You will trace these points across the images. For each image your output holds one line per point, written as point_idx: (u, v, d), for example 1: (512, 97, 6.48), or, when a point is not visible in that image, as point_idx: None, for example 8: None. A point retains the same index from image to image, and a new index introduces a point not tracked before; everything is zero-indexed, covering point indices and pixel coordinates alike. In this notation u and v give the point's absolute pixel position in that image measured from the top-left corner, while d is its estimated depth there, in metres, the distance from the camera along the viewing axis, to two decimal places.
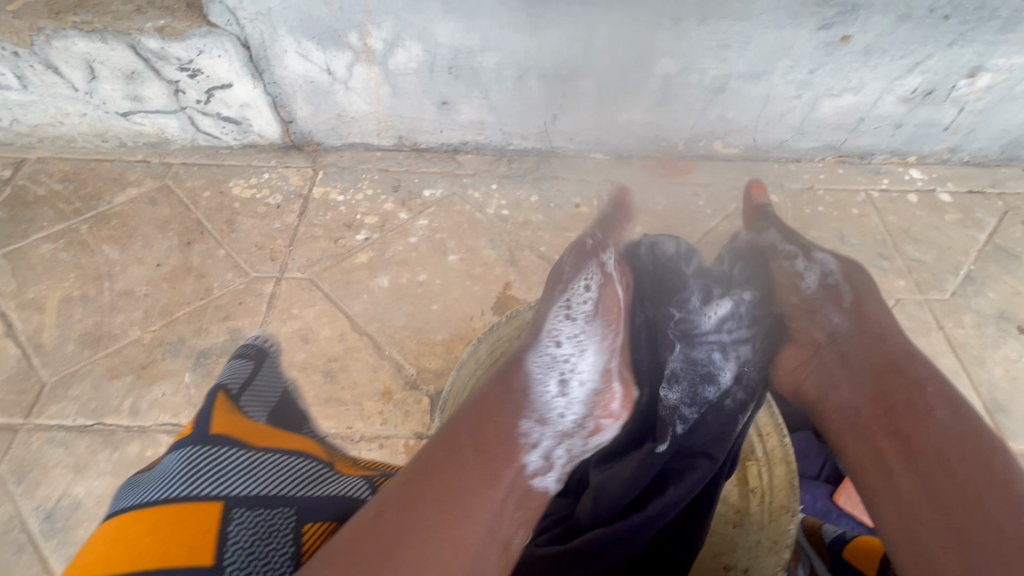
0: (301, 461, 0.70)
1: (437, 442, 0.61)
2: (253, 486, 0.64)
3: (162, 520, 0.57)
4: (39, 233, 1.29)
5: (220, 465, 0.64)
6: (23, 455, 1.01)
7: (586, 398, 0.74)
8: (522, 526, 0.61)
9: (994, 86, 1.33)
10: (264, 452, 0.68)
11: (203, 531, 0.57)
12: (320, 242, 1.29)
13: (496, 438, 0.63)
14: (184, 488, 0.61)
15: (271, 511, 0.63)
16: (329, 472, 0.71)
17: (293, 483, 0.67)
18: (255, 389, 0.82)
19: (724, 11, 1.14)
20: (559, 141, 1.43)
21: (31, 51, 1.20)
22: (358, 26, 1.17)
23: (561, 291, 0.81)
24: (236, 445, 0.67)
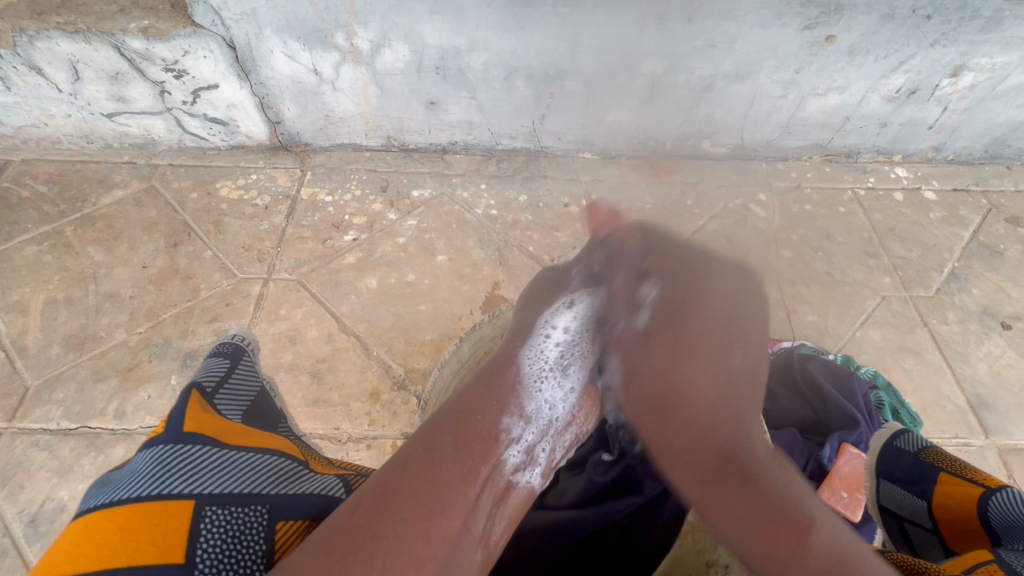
0: (274, 459, 0.71)
1: (418, 440, 0.62)
2: (227, 484, 0.64)
3: (133, 519, 0.57)
4: (23, 235, 1.28)
5: (192, 463, 0.64)
6: (6, 459, 1.00)
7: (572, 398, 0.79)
8: (498, 523, 0.63)
9: (977, 85, 1.34)
10: (237, 451, 0.69)
11: (173, 529, 0.57)
12: (309, 242, 1.29)
13: (477, 433, 0.65)
14: (156, 486, 0.61)
15: (244, 510, 0.62)
16: (302, 471, 0.72)
17: (266, 482, 0.66)
18: (231, 386, 0.84)
19: (709, 11, 1.15)
20: (547, 140, 1.43)
21: (14, 51, 1.19)
22: (345, 27, 1.16)
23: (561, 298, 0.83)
24: (209, 443, 0.67)
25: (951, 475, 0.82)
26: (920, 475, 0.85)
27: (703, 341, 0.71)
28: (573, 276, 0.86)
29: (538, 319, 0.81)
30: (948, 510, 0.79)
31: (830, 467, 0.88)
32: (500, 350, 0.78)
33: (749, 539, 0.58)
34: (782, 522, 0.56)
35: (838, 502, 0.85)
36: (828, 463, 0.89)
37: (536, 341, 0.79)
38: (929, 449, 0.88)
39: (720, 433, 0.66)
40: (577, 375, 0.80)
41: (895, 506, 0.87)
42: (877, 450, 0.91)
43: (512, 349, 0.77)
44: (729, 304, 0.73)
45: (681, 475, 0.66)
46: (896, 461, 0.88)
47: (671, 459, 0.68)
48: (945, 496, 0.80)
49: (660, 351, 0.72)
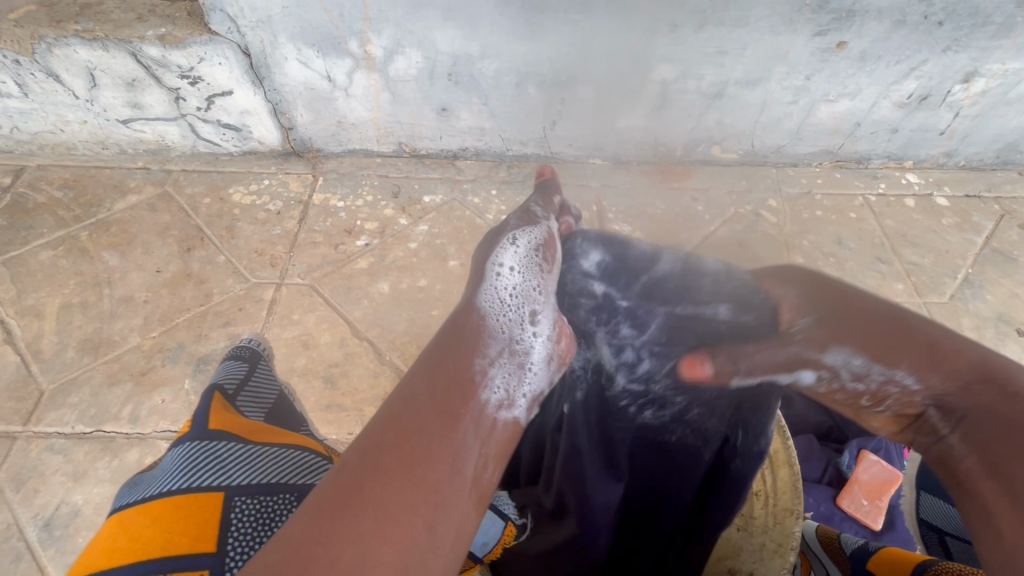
0: (299, 451, 0.69)
1: (396, 395, 0.48)
2: (251, 475, 0.63)
3: (165, 512, 0.58)
4: (39, 240, 1.29)
5: (217, 458, 0.64)
6: (21, 463, 1.00)
7: (550, 340, 0.60)
8: (492, 461, 0.48)
9: (989, 91, 1.34)
10: (259, 444, 0.68)
11: (204, 520, 0.58)
12: (321, 248, 1.29)
13: (452, 378, 0.49)
14: (187, 480, 0.62)
15: (271, 499, 0.62)
16: (328, 464, 0.70)
17: (292, 473, 0.66)
18: (251, 390, 0.86)
19: (720, 17, 1.15)
20: (558, 146, 1.43)
21: (33, 58, 1.20)
22: (358, 34, 1.18)
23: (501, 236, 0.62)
24: (233, 439, 0.67)
25: None
26: None
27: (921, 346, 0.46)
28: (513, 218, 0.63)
29: (483, 258, 0.60)
30: None
31: (849, 474, 0.89)
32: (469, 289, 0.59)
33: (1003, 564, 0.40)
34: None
35: (858, 510, 0.86)
36: (847, 470, 0.90)
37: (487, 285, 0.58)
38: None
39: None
40: (545, 320, 0.60)
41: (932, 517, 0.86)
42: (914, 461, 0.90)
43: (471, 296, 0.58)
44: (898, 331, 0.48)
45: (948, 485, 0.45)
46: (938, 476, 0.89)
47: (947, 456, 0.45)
48: None
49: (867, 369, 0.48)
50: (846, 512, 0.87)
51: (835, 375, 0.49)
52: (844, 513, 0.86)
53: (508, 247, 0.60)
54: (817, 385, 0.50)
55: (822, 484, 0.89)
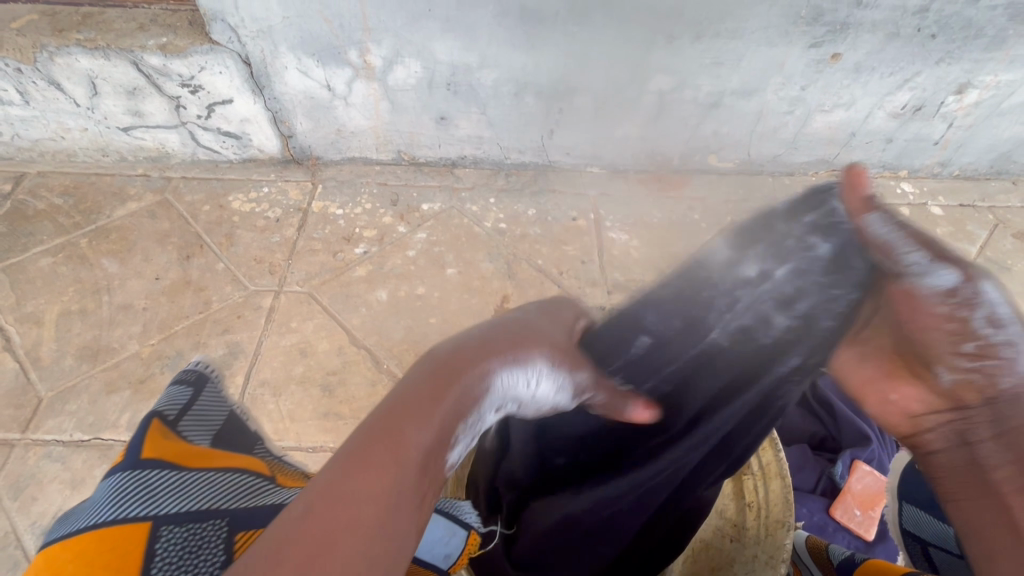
0: (235, 475, 0.62)
1: (384, 431, 0.41)
2: (183, 502, 0.56)
3: (84, 547, 0.51)
4: (38, 247, 1.29)
5: (147, 486, 0.57)
6: (19, 470, 1.01)
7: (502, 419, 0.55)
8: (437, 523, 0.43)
9: (982, 102, 1.35)
10: (195, 471, 0.61)
11: (123, 553, 0.51)
12: (319, 255, 1.30)
13: (438, 447, 0.42)
14: (111, 511, 0.54)
15: (200, 525, 0.55)
16: (267, 485, 0.62)
17: (227, 496, 0.58)
18: (196, 415, 0.73)
19: (716, 29, 1.16)
20: (556, 155, 1.45)
21: (34, 67, 1.21)
22: (358, 44, 1.19)
23: (560, 361, 0.50)
24: (167, 467, 0.60)
25: None
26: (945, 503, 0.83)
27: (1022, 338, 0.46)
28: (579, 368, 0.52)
29: (524, 357, 0.49)
30: None
31: (843, 484, 0.90)
32: (479, 333, 0.49)
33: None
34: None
35: (850, 521, 0.87)
36: (841, 480, 0.90)
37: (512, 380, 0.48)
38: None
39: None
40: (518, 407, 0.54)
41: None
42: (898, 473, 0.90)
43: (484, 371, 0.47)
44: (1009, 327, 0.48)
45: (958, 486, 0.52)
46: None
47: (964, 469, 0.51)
48: None
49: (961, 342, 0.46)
50: (839, 522, 0.87)
51: (964, 302, 0.44)
52: (838, 523, 0.87)
53: (549, 384, 0.50)
54: (942, 302, 0.44)
55: (815, 495, 0.90)
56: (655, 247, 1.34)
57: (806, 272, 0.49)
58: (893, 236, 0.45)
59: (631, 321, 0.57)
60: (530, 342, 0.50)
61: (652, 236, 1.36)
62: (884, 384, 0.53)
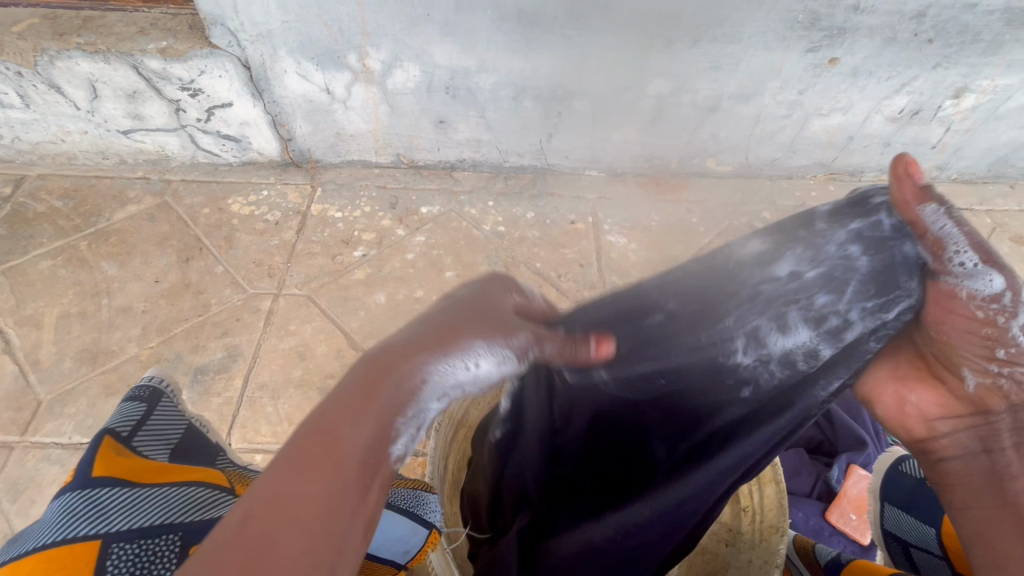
0: (188, 490, 0.63)
1: (318, 434, 0.41)
2: (137, 518, 0.58)
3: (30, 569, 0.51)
4: (38, 249, 1.30)
5: (98, 505, 0.57)
6: (18, 474, 1.01)
7: None
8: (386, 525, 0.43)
9: (980, 106, 1.35)
10: (148, 487, 0.61)
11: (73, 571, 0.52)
12: (318, 258, 1.30)
13: (376, 442, 0.42)
14: (59, 530, 0.55)
15: (155, 540, 0.57)
16: (221, 497, 0.64)
17: (179, 511, 0.60)
18: (152, 428, 0.71)
19: (714, 35, 1.17)
20: (554, 158, 1.45)
21: (35, 71, 1.22)
22: (357, 48, 1.19)
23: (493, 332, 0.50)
24: (119, 484, 0.60)
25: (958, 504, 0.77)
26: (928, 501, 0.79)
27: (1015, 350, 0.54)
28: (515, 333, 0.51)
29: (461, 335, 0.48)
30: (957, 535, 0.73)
31: (839, 488, 0.90)
32: (415, 327, 0.50)
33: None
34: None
35: (847, 525, 0.87)
36: (836, 484, 0.91)
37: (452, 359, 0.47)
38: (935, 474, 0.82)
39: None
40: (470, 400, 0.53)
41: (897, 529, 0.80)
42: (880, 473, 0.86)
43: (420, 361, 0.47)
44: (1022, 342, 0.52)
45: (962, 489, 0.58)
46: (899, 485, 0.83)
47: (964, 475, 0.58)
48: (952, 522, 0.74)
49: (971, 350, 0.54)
50: (835, 526, 0.88)
51: (1002, 310, 0.51)
52: (834, 528, 0.87)
53: (490, 357, 0.49)
54: (981, 302, 0.51)
55: (811, 499, 0.90)
56: (653, 250, 1.35)
57: (837, 277, 0.55)
58: (946, 234, 0.51)
59: (649, 299, 0.64)
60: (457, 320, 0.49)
61: (650, 240, 1.37)
62: (908, 383, 0.61)
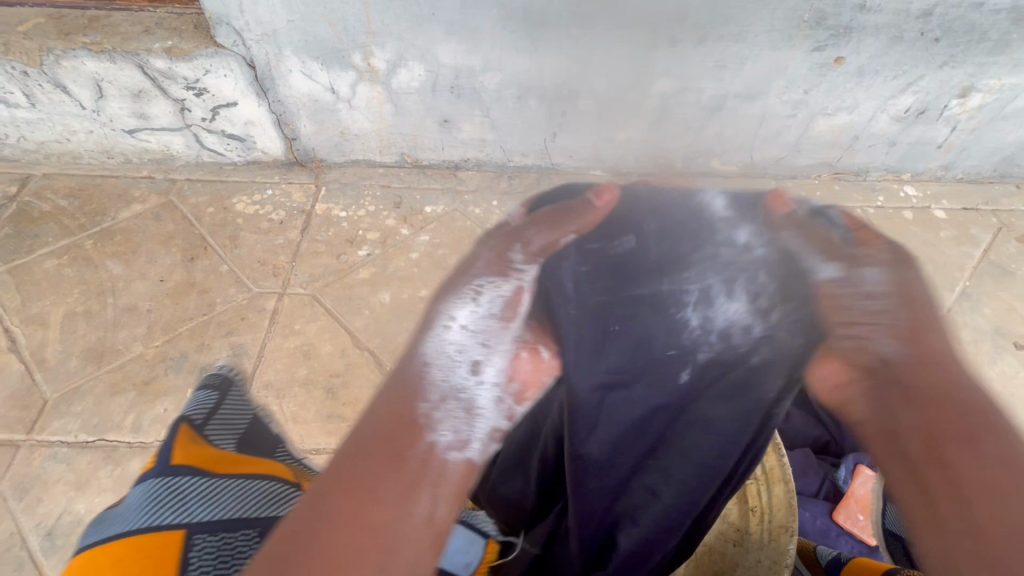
0: (266, 483, 0.63)
1: (345, 436, 0.45)
2: (218, 511, 0.59)
3: (123, 557, 0.53)
4: (43, 248, 1.30)
5: (180, 495, 0.58)
6: (24, 472, 1.01)
7: (501, 386, 0.52)
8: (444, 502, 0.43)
9: (986, 106, 1.35)
10: (227, 479, 0.62)
11: (163, 563, 0.53)
12: (323, 257, 1.31)
13: (398, 423, 0.45)
14: (148, 518, 0.56)
15: (237, 536, 0.58)
16: (297, 493, 0.64)
17: (257, 504, 0.61)
18: (221, 418, 0.71)
19: (720, 33, 1.17)
20: (560, 158, 1.42)
21: (41, 70, 1.22)
22: (362, 47, 1.19)
23: (451, 290, 0.52)
24: (197, 474, 0.61)
25: None
26: None
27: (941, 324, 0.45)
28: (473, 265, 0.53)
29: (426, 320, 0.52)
30: None
31: (846, 489, 0.90)
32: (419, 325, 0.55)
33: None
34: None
35: (854, 525, 0.87)
36: (844, 485, 0.90)
37: (434, 336, 0.51)
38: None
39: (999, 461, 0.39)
40: (501, 362, 0.52)
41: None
42: None
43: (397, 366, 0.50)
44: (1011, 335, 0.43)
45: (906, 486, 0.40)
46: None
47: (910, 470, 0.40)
48: None
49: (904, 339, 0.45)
50: (843, 526, 0.87)
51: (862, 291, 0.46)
52: (841, 528, 0.87)
53: (465, 301, 0.51)
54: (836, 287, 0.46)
55: (819, 499, 0.90)
56: None
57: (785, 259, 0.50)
58: (801, 247, 0.48)
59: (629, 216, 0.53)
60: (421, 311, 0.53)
61: None
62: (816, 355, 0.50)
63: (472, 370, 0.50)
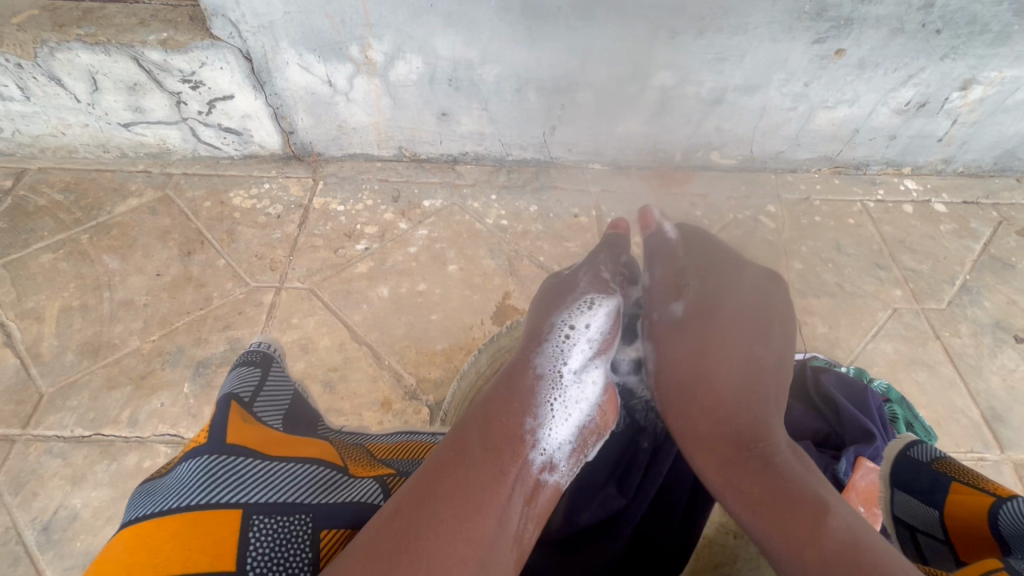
0: (312, 469, 0.70)
1: (447, 447, 0.66)
2: (271, 494, 0.63)
3: (183, 529, 0.56)
4: (39, 243, 1.29)
5: (236, 473, 0.64)
6: (20, 466, 1.01)
7: (594, 395, 0.83)
8: (531, 522, 0.65)
9: (987, 98, 1.34)
10: (276, 461, 0.69)
11: (222, 538, 0.57)
12: (320, 251, 1.30)
13: (505, 437, 0.68)
14: (205, 496, 0.60)
15: (289, 518, 0.62)
16: (339, 479, 0.71)
17: (307, 491, 0.66)
18: (268, 394, 0.83)
19: (719, 24, 1.16)
20: (557, 152, 1.44)
21: (35, 62, 1.21)
22: (360, 39, 1.18)
23: (573, 297, 0.89)
24: (251, 454, 0.67)
25: (963, 484, 0.78)
26: (931, 483, 0.81)
27: (727, 328, 0.88)
28: (581, 278, 0.92)
29: (554, 320, 0.87)
30: (960, 518, 0.75)
31: (847, 481, 0.89)
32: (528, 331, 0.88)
33: (798, 528, 0.60)
34: (801, 506, 0.61)
35: None
36: (845, 477, 0.89)
37: (554, 342, 0.85)
38: (942, 458, 0.83)
39: (742, 418, 0.75)
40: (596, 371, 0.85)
41: (907, 515, 0.82)
42: (889, 459, 0.87)
43: (526, 355, 0.82)
44: (761, 299, 0.92)
45: (704, 457, 0.73)
46: (911, 472, 0.83)
47: (694, 437, 0.77)
48: (958, 505, 0.76)
49: (687, 344, 0.87)
50: None
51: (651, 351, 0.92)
52: None
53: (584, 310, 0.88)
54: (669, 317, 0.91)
55: None
56: None
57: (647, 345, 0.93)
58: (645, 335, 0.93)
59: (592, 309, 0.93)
60: (548, 313, 0.88)
61: None
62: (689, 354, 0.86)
63: (580, 376, 0.82)
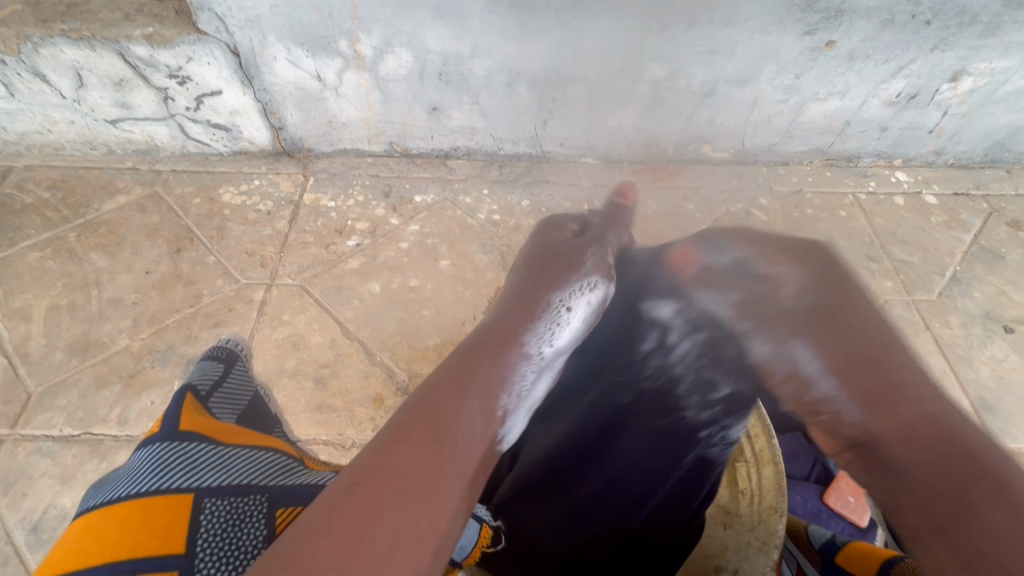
0: (270, 454, 0.70)
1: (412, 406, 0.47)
2: (223, 477, 0.64)
3: (133, 514, 0.59)
4: (26, 241, 1.28)
5: (189, 460, 0.66)
6: (8, 466, 1.00)
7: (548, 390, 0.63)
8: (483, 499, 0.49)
9: (977, 90, 1.34)
10: (232, 447, 0.70)
11: (172, 521, 0.59)
12: (311, 248, 1.29)
13: (482, 405, 0.49)
14: (156, 482, 0.63)
15: (241, 498, 0.62)
16: (298, 466, 0.70)
17: (263, 474, 0.66)
18: (224, 390, 0.90)
19: (709, 17, 1.15)
20: (550, 146, 1.44)
21: (19, 58, 1.19)
22: (348, 33, 1.17)
23: (574, 274, 0.70)
24: (205, 441, 0.69)
25: None
26: None
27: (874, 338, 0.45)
28: (588, 258, 0.72)
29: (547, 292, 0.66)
30: None
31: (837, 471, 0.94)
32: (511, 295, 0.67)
33: None
34: None
35: (845, 507, 0.89)
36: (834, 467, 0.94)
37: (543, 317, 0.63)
38: None
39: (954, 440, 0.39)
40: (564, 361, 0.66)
41: None
42: None
43: (518, 324, 0.61)
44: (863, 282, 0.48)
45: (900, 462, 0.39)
46: None
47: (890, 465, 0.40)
48: None
49: (845, 344, 0.44)
50: (833, 509, 0.90)
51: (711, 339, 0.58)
52: (831, 510, 0.89)
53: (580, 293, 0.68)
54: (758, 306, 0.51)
55: (808, 482, 0.94)
56: None
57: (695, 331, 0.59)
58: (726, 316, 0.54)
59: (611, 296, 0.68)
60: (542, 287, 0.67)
61: None
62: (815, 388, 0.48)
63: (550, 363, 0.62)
